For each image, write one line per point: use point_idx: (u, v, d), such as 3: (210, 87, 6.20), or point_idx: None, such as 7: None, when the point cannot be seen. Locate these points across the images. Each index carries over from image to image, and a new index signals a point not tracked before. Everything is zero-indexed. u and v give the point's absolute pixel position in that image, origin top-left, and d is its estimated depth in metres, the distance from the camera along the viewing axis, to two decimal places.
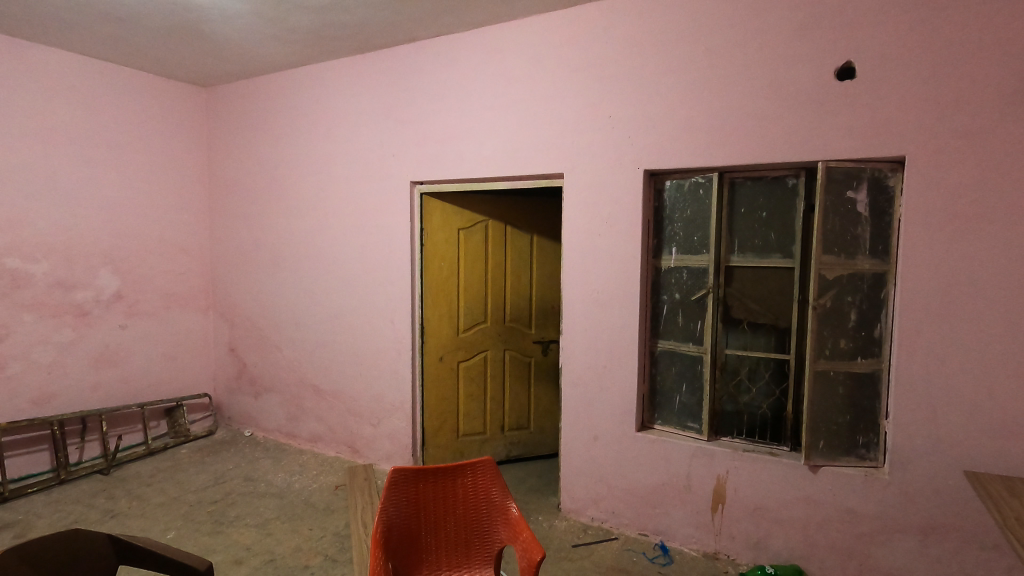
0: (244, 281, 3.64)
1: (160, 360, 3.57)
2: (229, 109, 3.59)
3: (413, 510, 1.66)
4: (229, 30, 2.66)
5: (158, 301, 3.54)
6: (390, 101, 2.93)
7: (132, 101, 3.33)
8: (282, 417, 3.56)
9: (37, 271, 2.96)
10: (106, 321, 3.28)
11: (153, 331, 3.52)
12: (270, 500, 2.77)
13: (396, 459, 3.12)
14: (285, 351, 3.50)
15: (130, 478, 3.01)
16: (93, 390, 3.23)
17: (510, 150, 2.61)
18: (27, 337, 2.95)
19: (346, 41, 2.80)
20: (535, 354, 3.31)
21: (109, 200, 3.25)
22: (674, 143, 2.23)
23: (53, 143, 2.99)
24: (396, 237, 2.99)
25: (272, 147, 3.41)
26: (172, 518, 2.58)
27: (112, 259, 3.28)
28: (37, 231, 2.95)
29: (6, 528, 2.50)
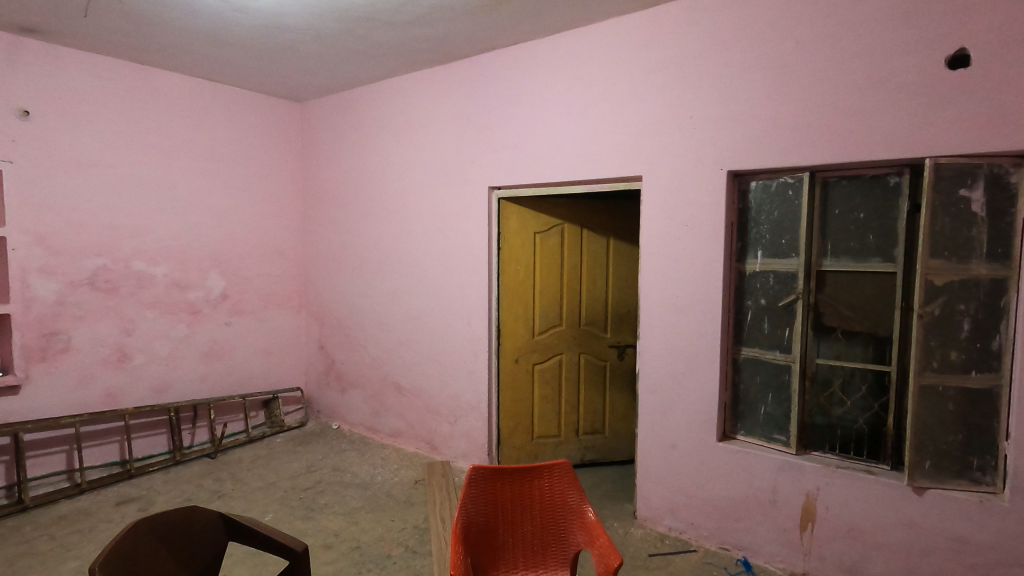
0: (333, 283, 3.87)
1: (259, 355, 3.87)
2: (321, 122, 3.83)
3: (491, 508, 1.70)
4: (322, 48, 2.85)
5: (258, 301, 3.84)
6: (470, 109, 3.02)
7: (238, 117, 3.64)
8: (366, 411, 3.76)
9: (158, 273, 3.31)
10: (214, 319, 3.60)
11: (253, 328, 3.83)
12: (356, 490, 2.93)
13: (472, 457, 3.20)
14: (369, 350, 3.69)
15: (233, 463, 3.29)
16: (202, 381, 3.56)
17: (588, 154, 2.60)
18: (150, 331, 3.30)
19: (428, 53, 2.92)
20: (610, 358, 3.27)
21: (218, 208, 3.57)
22: (759, 142, 2.14)
23: (172, 157, 3.33)
24: (474, 241, 3.07)
25: (359, 156, 3.61)
26: (270, 502, 2.79)
27: (219, 261, 3.60)
28: (159, 236, 3.30)
29: (132, 501, 2.81)
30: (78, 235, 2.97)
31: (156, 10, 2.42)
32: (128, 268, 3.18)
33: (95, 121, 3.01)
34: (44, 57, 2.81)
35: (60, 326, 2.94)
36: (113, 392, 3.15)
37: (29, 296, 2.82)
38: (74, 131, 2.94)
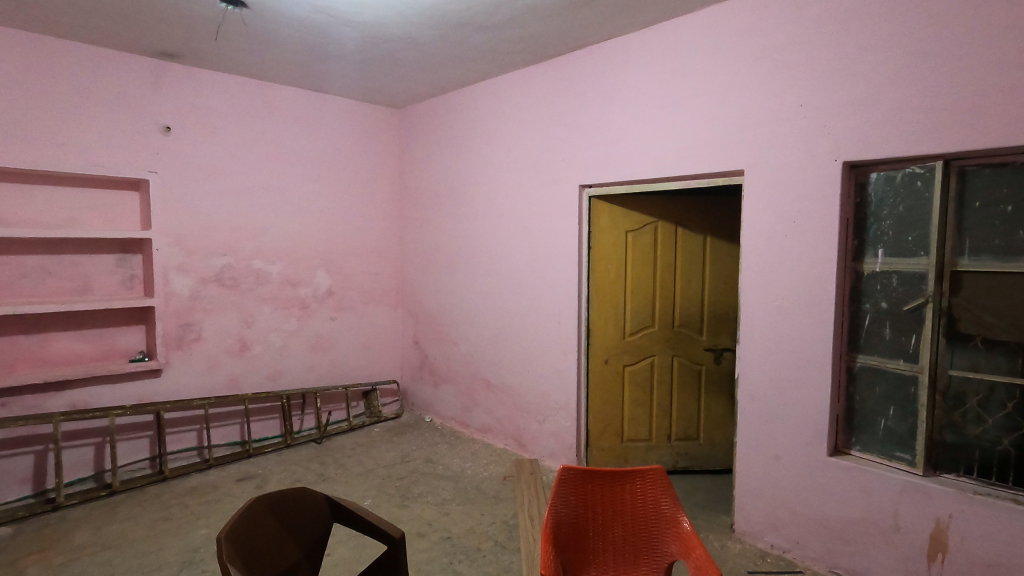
0: (427, 281, 4.03)
1: (360, 349, 4.10)
2: (418, 126, 3.99)
3: (581, 510, 1.67)
4: (419, 56, 2.97)
5: (359, 297, 4.07)
6: (562, 107, 3.01)
7: (343, 125, 3.88)
8: (457, 406, 3.87)
9: (274, 271, 3.62)
10: (321, 313, 3.87)
11: (355, 323, 4.07)
12: (447, 481, 3.03)
13: (560, 456, 3.19)
14: (461, 346, 3.80)
15: (337, 449, 3.52)
16: (310, 371, 3.84)
17: (684, 149, 2.51)
18: (266, 324, 3.61)
19: (520, 54, 2.95)
20: (706, 362, 3.12)
21: (325, 211, 3.83)
22: (880, 129, 1.95)
23: (286, 164, 3.62)
24: (564, 239, 3.06)
25: (452, 158, 3.72)
26: (368, 488, 2.96)
27: (326, 260, 3.86)
28: (274, 237, 3.60)
29: (250, 478, 3.10)
30: (208, 236, 3.32)
31: (274, 31, 2.64)
32: (248, 266, 3.50)
33: (223, 133, 3.34)
34: (182, 77, 3.16)
35: (194, 318, 3.30)
36: (235, 378, 3.49)
37: (168, 291, 3.18)
38: (206, 143, 3.28)
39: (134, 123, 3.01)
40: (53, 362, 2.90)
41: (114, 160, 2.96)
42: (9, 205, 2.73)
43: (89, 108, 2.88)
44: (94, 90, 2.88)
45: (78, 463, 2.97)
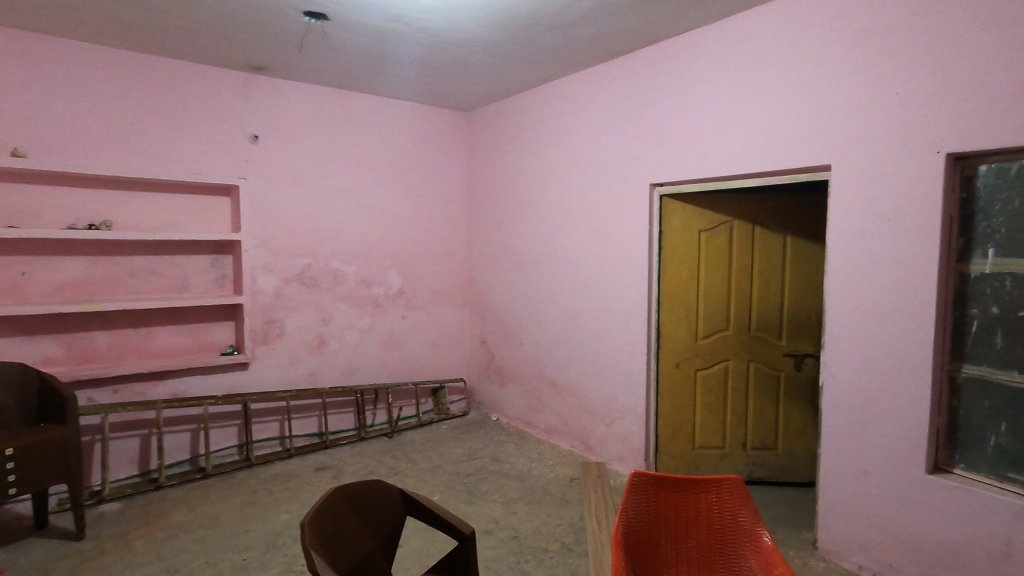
0: (495, 282, 4.07)
1: (429, 347, 4.21)
2: (487, 129, 4.05)
3: (653, 517, 1.63)
4: (488, 59, 3.00)
5: (429, 297, 4.18)
6: (633, 105, 2.95)
7: (415, 130, 4.00)
8: (523, 406, 3.88)
9: (350, 271, 3.78)
10: (393, 312, 4.01)
11: (425, 322, 4.18)
12: (514, 481, 3.05)
13: (627, 461, 3.13)
14: (527, 346, 3.81)
15: (407, 444, 3.63)
16: (382, 367, 3.98)
17: (764, 144, 2.39)
18: (342, 322, 3.78)
19: (590, 52, 2.92)
20: (785, 368, 2.96)
21: (397, 213, 3.96)
22: (991, 117, 1.77)
23: (361, 169, 3.77)
24: (634, 239, 3.00)
25: (520, 159, 3.74)
26: (437, 483, 3.02)
27: (397, 261, 3.99)
28: (350, 239, 3.76)
29: (327, 468, 3.25)
30: (291, 238, 3.51)
31: (352, 41, 2.76)
32: (326, 266, 3.68)
33: (305, 140, 3.52)
34: (268, 89, 3.36)
35: (277, 315, 3.50)
36: (314, 373, 3.67)
37: (255, 289, 3.40)
38: (290, 150, 3.47)
39: (227, 133, 3.24)
40: (156, 354, 3.17)
41: (209, 167, 3.19)
42: (120, 210, 3.01)
43: (188, 119, 3.12)
44: (193, 103, 3.13)
45: (176, 447, 3.23)
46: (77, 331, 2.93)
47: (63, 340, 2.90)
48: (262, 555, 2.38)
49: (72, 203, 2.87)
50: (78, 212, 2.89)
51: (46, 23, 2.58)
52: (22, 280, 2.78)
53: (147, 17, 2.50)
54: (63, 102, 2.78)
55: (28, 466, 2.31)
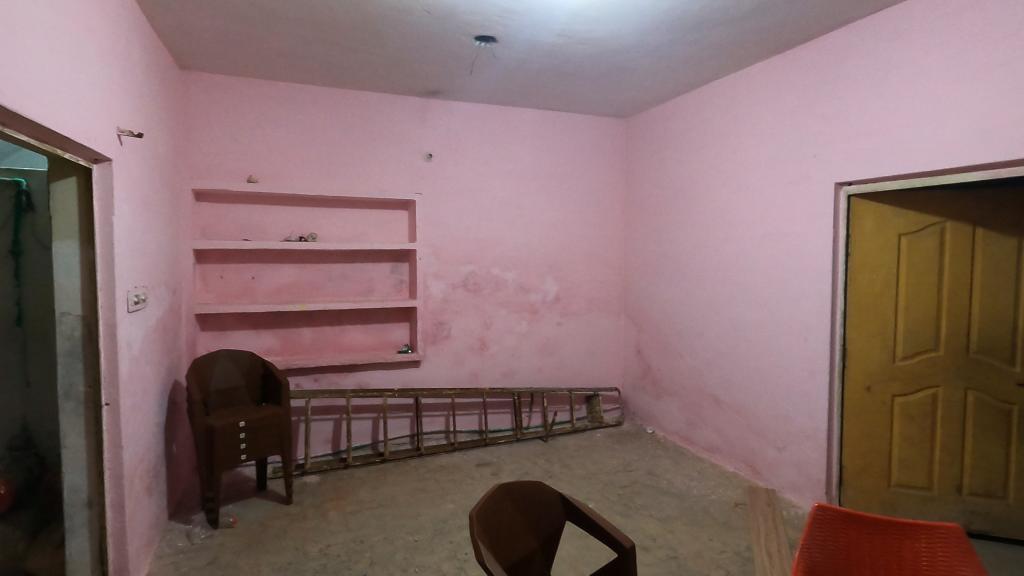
0: (653, 290, 3.96)
1: (584, 354, 4.23)
2: (647, 133, 3.96)
3: (841, 559, 1.45)
4: (650, 62, 2.95)
5: (585, 304, 4.20)
6: (815, 97, 2.68)
7: (575, 139, 4.06)
8: (681, 420, 3.71)
9: (510, 277, 3.96)
10: (549, 318, 4.10)
11: (580, 329, 4.21)
12: (671, 498, 2.92)
13: (803, 490, 2.83)
14: (687, 358, 3.64)
15: (561, 449, 3.68)
16: (537, 372, 4.10)
17: (994, 130, 2.01)
18: (503, 326, 3.96)
19: (764, 44, 2.72)
20: (1021, 403, 2.39)
21: (556, 221, 4.05)
22: None
23: (522, 179, 3.93)
24: (815, 245, 2.72)
25: (683, 162, 3.60)
26: (592, 491, 3.02)
27: (555, 268, 4.08)
28: (511, 247, 3.94)
29: (487, 464, 3.43)
30: (458, 246, 3.79)
31: (518, 59, 2.90)
32: (489, 273, 3.90)
33: (472, 155, 3.78)
34: (442, 110, 3.68)
35: (445, 318, 3.79)
36: (476, 373, 3.91)
37: (427, 294, 3.72)
38: (459, 165, 3.75)
39: (407, 153, 3.61)
40: (347, 349, 3.63)
41: (392, 184, 3.58)
42: (322, 224, 3.51)
43: (376, 143, 3.53)
44: (380, 129, 3.53)
45: (361, 432, 3.66)
46: (289, 327, 3.48)
47: (279, 334, 3.46)
48: (431, 539, 2.59)
49: (287, 219, 3.42)
50: (292, 227, 3.43)
51: (274, 71, 3.12)
52: (252, 283, 3.38)
53: (348, 57, 2.90)
54: (284, 134, 3.33)
55: (255, 437, 2.79)
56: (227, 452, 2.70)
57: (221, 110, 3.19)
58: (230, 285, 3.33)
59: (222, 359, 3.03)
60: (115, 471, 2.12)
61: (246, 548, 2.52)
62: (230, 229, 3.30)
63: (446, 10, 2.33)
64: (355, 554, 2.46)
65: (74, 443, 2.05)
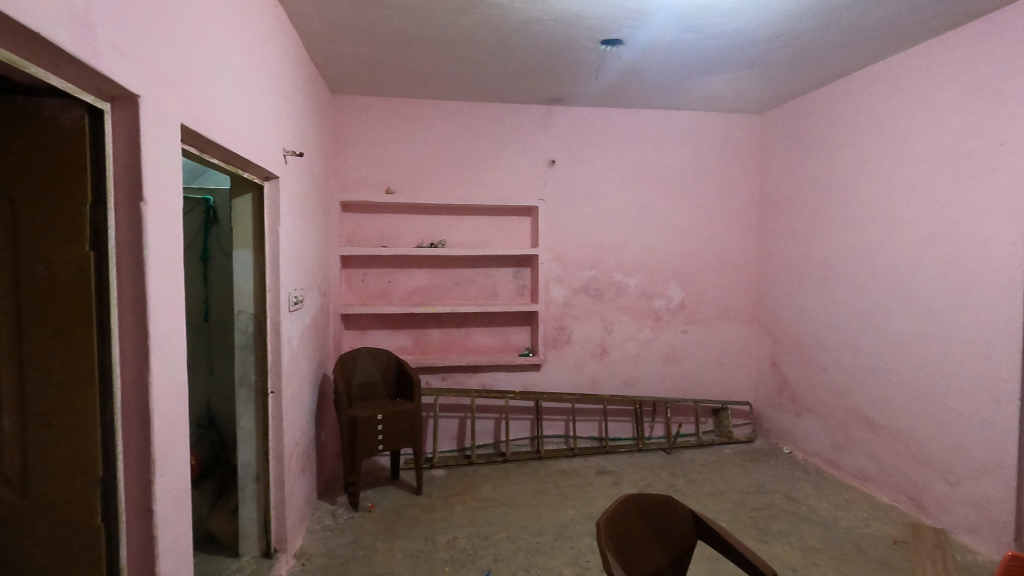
0: (792, 298, 3.65)
1: (712, 364, 4.01)
2: (787, 129, 3.67)
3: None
4: (793, 50, 2.73)
5: (713, 312, 3.98)
6: (1003, 76, 2.31)
7: (704, 138, 3.87)
8: (825, 442, 3.37)
9: (632, 283, 3.87)
10: (674, 326, 3.94)
11: (708, 338, 3.99)
12: (814, 527, 2.66)
13: (983, 534, 2.43)
14: (833, 374, 3.31)
15: (686, 462, 3.52)
16: (661, 381, 3.96)
17: None
18: (625, 332, 3.89)
19: (935, 19, 2.39)
20: None
21: (683, 225, 3.89)
22: None
23: (647, 183, 3.83)
24: (1002, 249, 2.34)
25: (830, 159, 3.29)
26: (721, 510, 2.84)
27: (680, 274, 3.91)
28: (634, 252, 3.85)
29: (608, 473, 3.38)
30: (581, 252, 3.79)
31: (646, 60, 2.84)
32: (611, 278, 3.84)
33: (595, 160, 3.76)
34: (566, 117, 3.71)
35: (566, 323, 3.81)
36: (596, 379, 3.87)
37: (549, 298, 3.76)
38: (582, 170, 3.75)
39: (531, 160, 3.69)
40: (471, 350, 3.79)
41: (516, 191, 3.68)
42: (451, 231, 3.69)
43: (502, 152, 3.65)
44: (506, 138, 3.65)
45: (484, 431, 3.79)
46: (420, 328, 3.70)
47: (411, 334, 3.70)
48: (553, 542, 2.60)
49: (420, 227, 3.65)
50: (424, 234, 3.66)
51: (411, 90, 3.35)
52: (388, 286, 3.65)
53: (478, 72, 3.03)
54: (418, 147, 3.56)
55: (390, 430, 3.00)
56: (367, 442, 2.94)
57: (364, 128, 3.49)
58: (370, 288, 3.63)
59: (363, 356, 3.31)
60: (278, 451, 2.39)
61: (383, 532, 2.72)
62: (371, 237, 3.60)
63: (572, 18, 2.35)
64: (480, 549, 2.55)
65: (246, 425, 2.37)
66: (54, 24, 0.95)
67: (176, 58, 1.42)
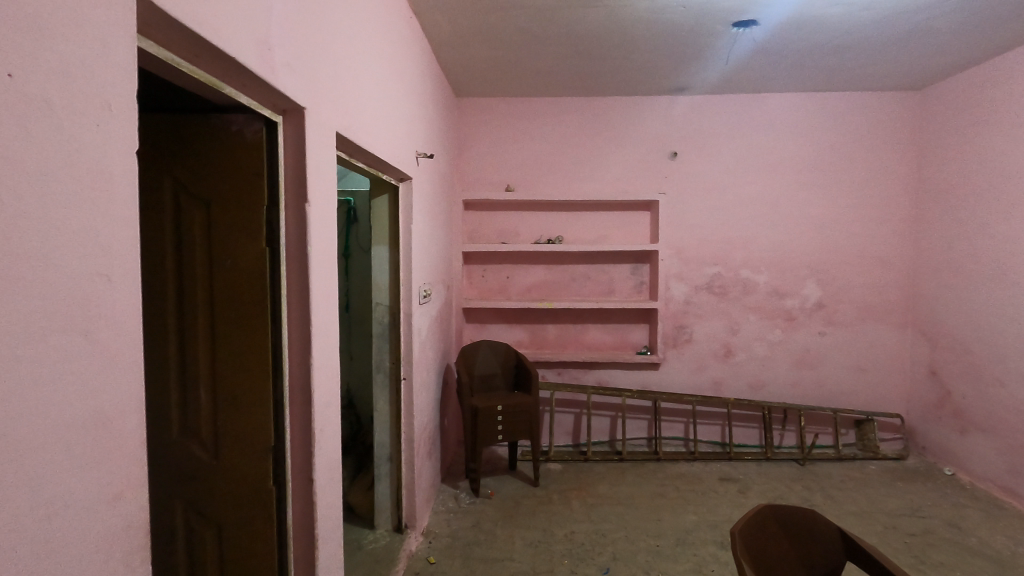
0: (957, 299, 3.20)
1: (854, 371, 3.64)
2: (953, 105, 3.21)
3: None
4: (964, 16, 2.39)
5: (857, 313, 3.60)
6: None
7: (849, 121, 3.51)
8: (1000, 466, 2.92)
9: (761, 280, 3.62)
10: (809, 327, 3.63)
11: (850, 342, 3.63)
12: (985, 561, 2.32)
13: None
14: (1012, 388, 2.85)
15: (823, 476, 3.23)
16: (792, 386, 3.67)
17: None
18: (752, 333, 3.65)
19: None
20: None
21: (820, 217, 3.56)
22: None
23: (779, 173, 3.56)
24: None
25: (1011, 137, 2.83)
26: (866, 531, 2.58)
27: (817, 271, 3.59)
28: (764, 247, 3.60)
29: (733, 480, 3.20)
30: (704, 247, 3.61)
31: (783, 40, 2.64)
32: (737, 275, 3.63)
33: (721, 150, 3.56)
34: (689, 106, 3.55)
35: (687, 322, 3.66)
36: (719, 381, 3.68)
37: (669, 296, 3.64)
38: (706, 161, 3.57)
39: (651, 153, 3.58)
40: (588, 347, 3.78)
41: (635, 186, 3.60)
42: (568, 228, 3.71)
43: (620, 147, 3.59)
44: (625, 132, 3.58)
45: (600, 428, 3.77)
46: (537, 323, 3.76)
47: (528, 329, 3.77)
48: (674, 547, 2.52)
49: (538, 224, 3.71)
50: (541, 230, 3.71)
51: (531, 88, 3.41)
52: (507, 282, 3.75)
53: (600, 66, 3.00)
54: (537, 145, 3.61)
55: (509, 421, 3.09)
56: (487, 431, 3.05)
57: (486, 129, 3.62)
58: (489, 283, 3.76)
59: (484, 348, 3.44)
60: (408, 435, 2.57)
61: (503, 519, 2.81)
62: (491, 233, 3.72)
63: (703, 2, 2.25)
64: (598, 546, 2.55)
65: (382, 408, 2.57)
66: (243, 50, 1.08)
67: (333, 73, 1.56)
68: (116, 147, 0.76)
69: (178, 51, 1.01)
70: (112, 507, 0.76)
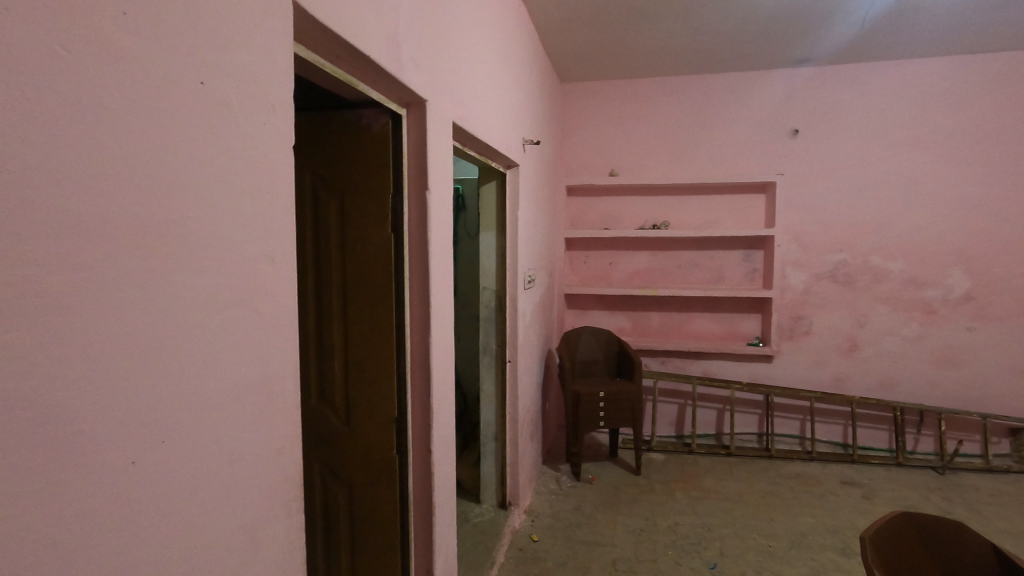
0: None
1: (1010, 372, 3.20)
2: None
3: None
4: None
5: (1016, 307, 3.15)
6: None
7: (1013, 86, 3.05)
8: None
9: (895, 268, 3.28)
10: (954, 322, 3.23)
11: (1004, 339, 3.19)
12: None
13: None
14: None
15: (966, 488, 2.89)
16: (931, 386, 3.30)
17: None
18: (883, 326, 3.33)
19: None
20: None
21: (972, 198, 3.14)
22: None
23: (921, 148, 3.18)
24: None
25: None
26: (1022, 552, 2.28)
27: (966, 258, 3.18)
28: (900, 232, 3.25)
29: (856, 484, 2.96)
30: (828, 232, 3.33)
31: None
32: (866, 263, 3.31)
33: (850, 125, 3.25)
34: (813, 79, 3.27)
35: (805, 312, 3.41)
36: (842, 377, 3.40)
37: (786, 284, 3.41)
38: (832, 138, 3.28)
39: (768, 132, 3.35)
40: (694, 336, 3.64)
41: (749, 167, 3.39)
42: (675, 213, 3.58)
43: (734, 126, 3.40)
44: (739, 110, 3.38)
45: (706, 420, 3.64)
46: (640, 310, 3.69)
47: (631, 316, 3.71)
48: (788, 549, 2.39)
49: (643, 209, 3.62)
50: (646, 215, 3.62)
51: (638, 69, 3.32)
52: (609, 268, 3.71)
53: (713, 41, 2.85)
54: (643, 127, 3.51)
55: (612, 407, 3.07)
56: (589, 416, 3.06)
57: (590, 113, 3.58)
58: (591, 270, 3.74)
59: (585, 334, 3.45)
60: (513, 415, 2.65)
61: (604, 504, 2.82)
62: (594, 219, 3.69)
63: None
64: (704, 540, 2.48)
65: (488, 388, 2.66)
66: (376, 48, 1.16)
67: (451, 65, 1.62)
68: (278, 142, 0.86)
69: (323, 54, 1.11)
70: (275, 460, 0.87)
